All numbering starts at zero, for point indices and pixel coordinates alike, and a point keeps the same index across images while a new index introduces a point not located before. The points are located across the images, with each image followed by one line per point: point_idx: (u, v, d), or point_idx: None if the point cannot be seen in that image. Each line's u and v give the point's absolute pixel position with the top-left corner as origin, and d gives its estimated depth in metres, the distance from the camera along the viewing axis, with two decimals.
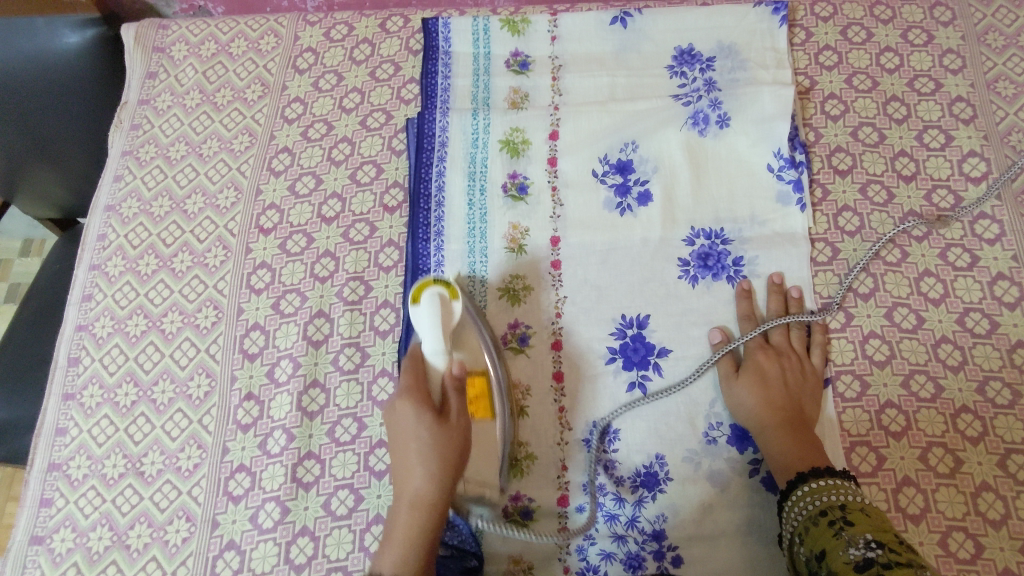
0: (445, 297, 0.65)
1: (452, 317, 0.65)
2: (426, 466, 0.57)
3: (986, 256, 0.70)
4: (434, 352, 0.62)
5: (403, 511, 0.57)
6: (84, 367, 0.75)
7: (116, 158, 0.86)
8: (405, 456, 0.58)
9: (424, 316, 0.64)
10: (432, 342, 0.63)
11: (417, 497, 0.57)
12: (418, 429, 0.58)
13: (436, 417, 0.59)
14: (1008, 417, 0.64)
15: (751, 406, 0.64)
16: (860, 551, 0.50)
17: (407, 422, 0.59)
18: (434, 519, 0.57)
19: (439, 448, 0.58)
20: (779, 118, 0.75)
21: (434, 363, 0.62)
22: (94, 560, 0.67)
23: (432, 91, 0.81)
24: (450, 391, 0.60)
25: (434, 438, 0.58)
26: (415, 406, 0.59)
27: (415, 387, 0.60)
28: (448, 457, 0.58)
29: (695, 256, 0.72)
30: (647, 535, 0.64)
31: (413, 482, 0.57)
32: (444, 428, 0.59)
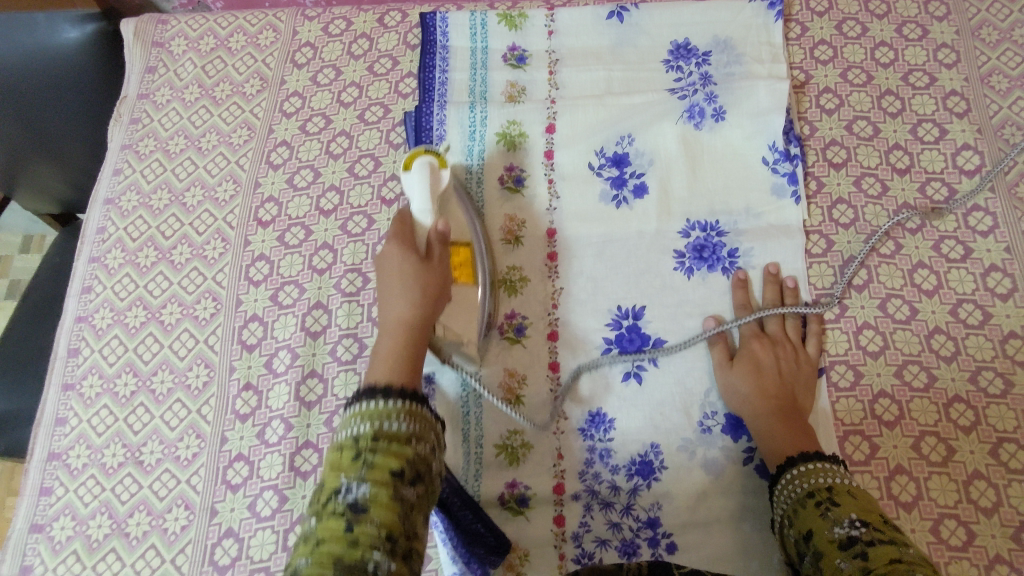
0: (434, 164, 0.69)
1: (441, 183, 0.69)
2: (410, 291, 0.57)
3: (979, 248, 0.71)
4: (422, 209, 0.66)
5: (387, 334, 0.54)
6: (84, 357, 0.76)
7: (116, 151, 0.86)
8: (389, 287, 0.58)
9: (415, 179, 0.68)
10: (420, 201, 0.66)
11: (401, 321, 0.55)
12: (404, 263, 0.58)
13: (420, 258, 0.59)
14: (1000, 406, 0.65)
15: (745, 394, 0.65)
16: (844, 529, 0.51)
17: (390, 258, 0.59)
18: (418, 339, 0.55)
19: (422, 280, 0.58)
20: (774, 112, 0.75)
21: (422, 220, 0.65)
22: (94, 547, 0.67)
23: (430, 85, 0.82)
24: (435, 240, 0.62)
25: (418, 270, 0.58)
26: (400, 246, 0.60)
27: (401, 234, 0.61)
28: (430, 285, 0.58)
29: (690, 248, 0.73)
30: (642, 522, 0.65)
31: (395, 309, 0.56)
32: (427, 267, 0.59)
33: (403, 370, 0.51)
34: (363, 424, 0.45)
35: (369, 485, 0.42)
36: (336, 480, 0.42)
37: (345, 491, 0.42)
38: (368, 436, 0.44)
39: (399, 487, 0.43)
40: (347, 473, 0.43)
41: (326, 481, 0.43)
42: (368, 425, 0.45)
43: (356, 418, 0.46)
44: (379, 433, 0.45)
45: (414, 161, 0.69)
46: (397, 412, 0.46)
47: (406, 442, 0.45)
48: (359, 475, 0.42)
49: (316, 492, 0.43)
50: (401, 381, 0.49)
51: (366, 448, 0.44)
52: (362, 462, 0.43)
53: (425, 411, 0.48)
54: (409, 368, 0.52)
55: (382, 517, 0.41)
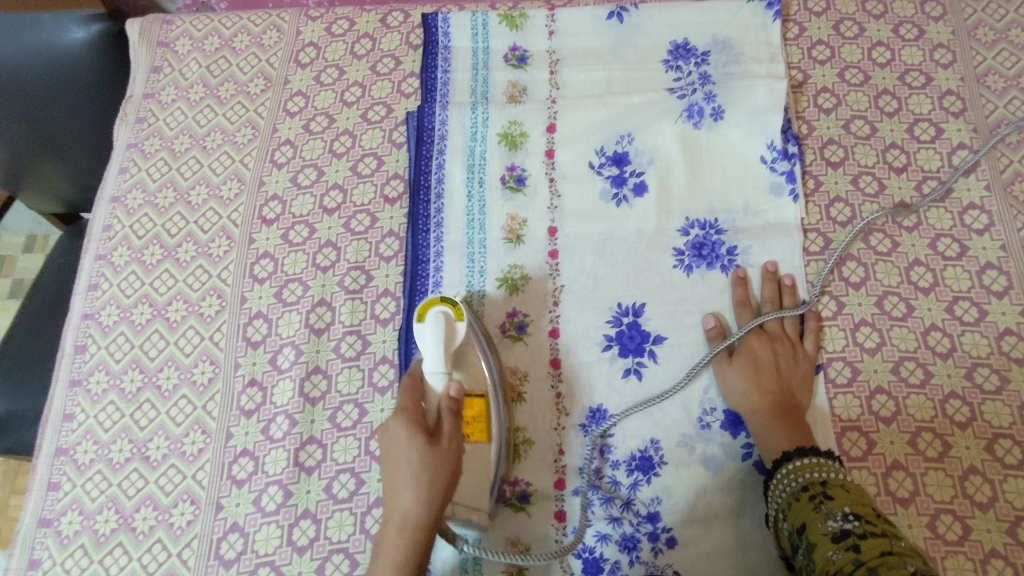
0: (450, 314, 0.66)
1: (455, 338, 0.65)
2: (417, 489, 0.56)
3: (975, 247, 0.72)
4: (434, 371, 0.63)
5: (391, 535, 0.55)
6: (90, 354, 0.77)
7: (121, 150, 0.87)
8: (395, 475, 0.57)
9: (427, 336, 0.65)
10: (433, 356, 0.64)
11: (404, 524, 0.55)
12: (411, 448, 0.57)
13: (427, 439, 0.58)
14: (996, 403, 0.66)
15: (743, 390, 0.66)
16: (837, 522, 0.52)
17: (398, 440, 0.58)
18: (419, 545, 0.55)
19: (429, 472, 0.57)
20: (772, 111, 0.76)
21: (433, 386, 0.63)
22: (102, 541, 0.68)
23: (432, 85, 0.83)
24: (445, 413, 0.60)
25: (425, 460, 0.57)
26: (408, 426, 0.58)
27: (409, 406, 0.60)
28: (439, 478, 0.57)
29: (689, 246, 0.74)
30: (642, 517, 0.65)
31: (402, 505, 0.56)
32: (435, 450, 0.58)
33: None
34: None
35: None
36: None
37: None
38: None
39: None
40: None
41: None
42: None
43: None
44: None
45: (429, 309, 0.66)
46: None
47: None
48: None
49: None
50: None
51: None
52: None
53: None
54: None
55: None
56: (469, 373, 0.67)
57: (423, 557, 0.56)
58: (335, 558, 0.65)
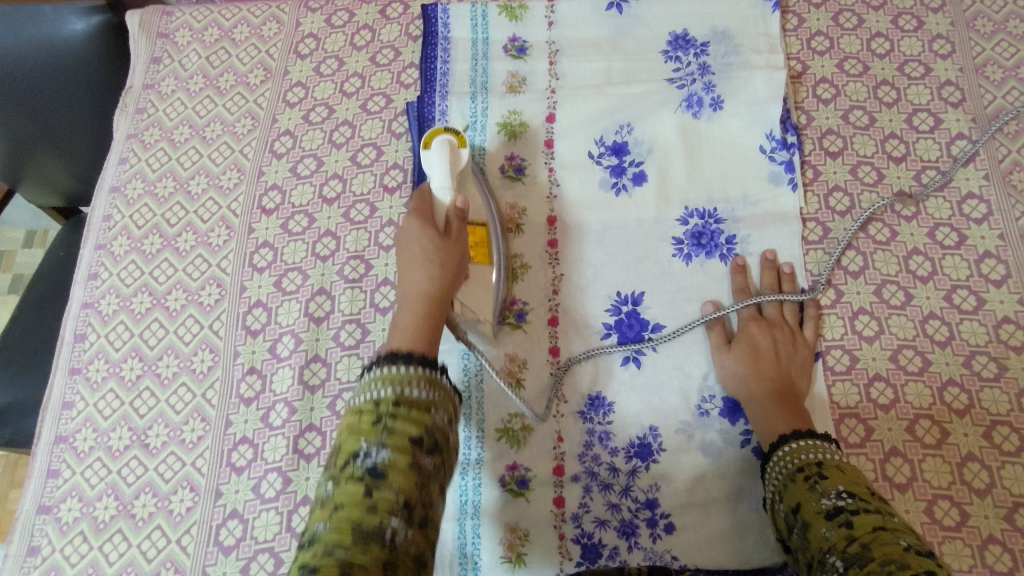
0: (454, 143, 0.69)
1: (460, 163, 0.68)
2: (429, 268, 0.60)
3: (974, 236, 0.72)
4: (443, 188, 0.66)
5: (407, 307, 0.58)
6: (90, 343, 0.77)
7: (121, 141, 0.87)
8: (410, 263, 0.61)
9: (433, 159, 0.67)
10: (439, 179, 0.66)
11: (419, 297, 0.59)
12: (422, 239, 0.62)
13: (438, 234, 0.63)
14: (994, 390, 0.66)
15: (741, 376, 0.66)
16: (831, 501, 0.52)
17: (410, 237, 0.63)
18: (434, 311, 0.58)
19: (439, 256, 0.61)
20: (771, 101, 0.76)
21: (440, 197, 0.66)
22: (101, 528, 0.68)
23: (431, 75, 0.83)
24: (453, 217, 0.65)
25: (436, 248, 0.62)
26: (419, 223, 0.63)
27: (420, 211, 0.64)
28: (449, 262, 0.62)
29: (688, 235, 0.74)
30: (641, 503, 0.66)
31: (416, 284, 0.60)
32: (444, 243, 0.62)
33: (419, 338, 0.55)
34: (383, 389, 0.49)
35: (387, 450, 0.46)
36: (355, 444, 0.46)
37: (363, 456, 0.45)
38: (389, 401, 0.48)
39: (417, 453, 0.47)
40: (366, 438, 0.46)
41: (346, 444, 0.47)
42: (387, 391, 0.49)
43: (376, 383, 0.49)
44: (399, 399, 0.48)
45: (433, 140, 0.68)
46: (415, 379, 0.50)
47: (422, 408, 0.49)
48: (379, 441, 0.46)
49: (337, 455, 0.47)
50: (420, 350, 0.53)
51: (387, 414, 0.47)
52: (382, 428, 0.47)
53: (440, 378, 0.52)
54: (424, 336, 0.56)
55: (401, 482, 0.45)
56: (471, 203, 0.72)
57: (438, 325, 0.58)
58: None
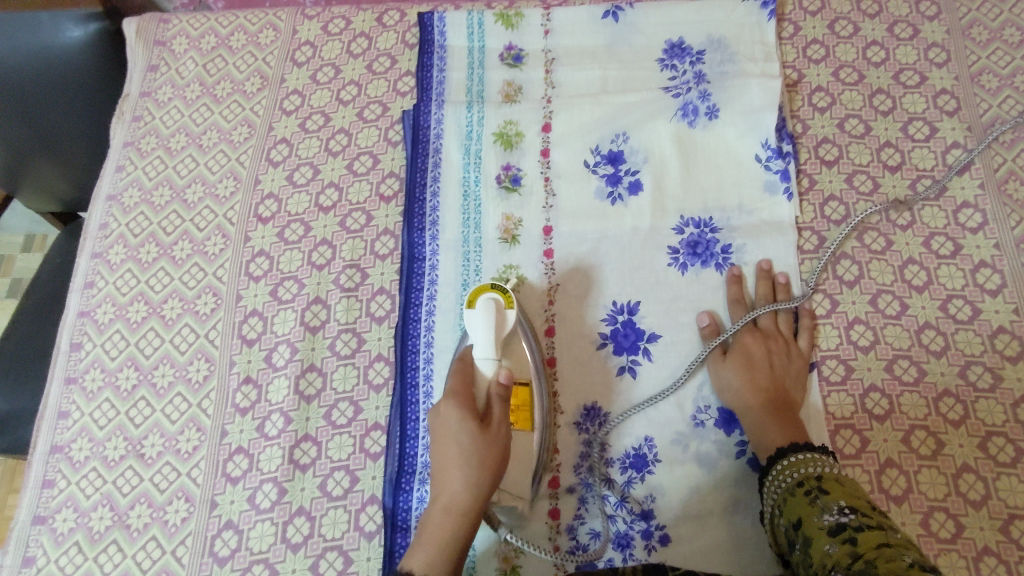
0: (500, 303, 0.67)
1: (505, 325, 0.66)
2: (466, 470, 0.59)
3: (969, 245, 0.72)
4: (485, 356, 0.65)
5: (440, 512, 0.58)
6: (86, 352, 0.77)
7: (117, 148, 0.87)
8: (445, 457, 0.60)
9: (477, 320, 0.66)
10: (483, 345, 0.65)
11: (451, 505, 0.58)
12: (460, 432, 0.60)
13: (478, 425, 0.61)
14: (989, 401, 0.66)
15: (737, 387, 0.66)
16: (833, 516, 0.52)
17: (449, 425, 0.61)
18: (465, 528, 0.57)
19: (478, 456, 0.59)
20: (767, 109, 0.76)
21: (484, 368, 0.64)
22: (96, 538, 0.68)
23: (427, 84, 0.83)
24: (494, 399, 0.63)
25: (474, 445, 0.60)
26: (459, 413, 0.61)
27: (460, 393, 0.62)
28: (487, 461, 0.60)
29: (684, 244, 0.74)
30: (636, 515, 0.66)
31: (452, 487, 0.59)
32: (484, 435, 0.60)
33: (442, 571, 0.55)
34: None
35: None
36: None
37: None
38: None
39: None
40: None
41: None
42: None
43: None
44: None
45: (478, 299, 0.67)
46: None
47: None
48: None
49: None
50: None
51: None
52: None
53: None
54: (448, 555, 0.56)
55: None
56: (514, 362, 0.69)
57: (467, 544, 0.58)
58: (329, 555, 0.65)
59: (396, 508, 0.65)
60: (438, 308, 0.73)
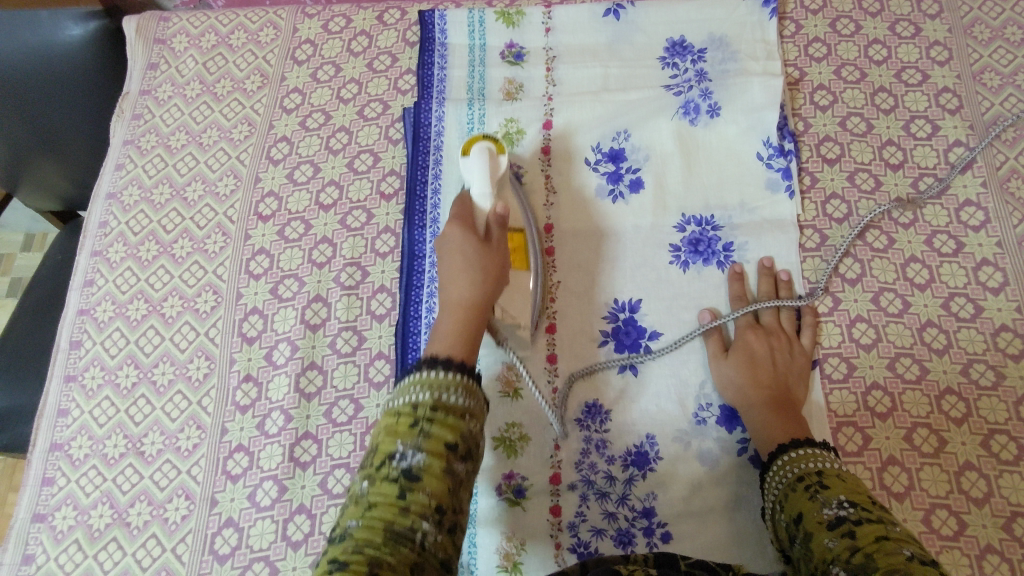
0: (494, 150, 0.69)
1: (499, 169, 0.69)
2: (471, 277, 0.61)
3: (971, 243, 0.72)
4: (483, 195, 0.66)
5: (449, 313, 0.59)
6: (85, 350, 0.77)
7: (117, 147, 0.87)
8: (451, 267, 0.62)
9: (472, 164, 0.68)
10: (480, 187, 0.67)
11: (461, 303, 0.59)
12: (465, 245, 0.62)
13: (480, 240, 0.63)
14: (991, 399, 0.66)
15: (738, 384, 0.66)
16: (833, 510, 0.51)
17: (452, 243, 0.63)
18: (478, 320, 0.59)
19: (481, 261, 0.62)
20: (769, 108, 0.76)
21: (482, 204, 0.66)
22: (96, 536, 0.68)
23: (428, 82, 0.83)
24: (494, 223, 0.64)
25: (478, 255, 0.62)
26: (461, 231, 0.63)
27: (461, 218, 0.65)
28: (490, 270, 0.62)
29: (685, 242, 0.74)
30: (637, 512, 0.65)
31: (458, 291, 0.60)
32: (486, 249, 0.63)
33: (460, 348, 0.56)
34: (422, 394, 0.51)
35: (423, 454, 0.47)
36: (392, 445, 0.48)
37: (399, 458, 0.47)
38: (427, 406, 0.50)
39: (450, 460, 0.48)
40: (403, 439, 0.48)
41: (382, 444, 0.49)
42: (426, 394, 0.51)
43: (414, 386, 0.51)
44: (437, 405, 0.50)
45: (472, 147, 0.69)
46: (454, 387, 0.51)
47: (460, 413, 0.51)
48: (415, 445, 0.48)
49: (372, 454, 0.49)
50: (459, 355, 0.55)
51: (424, 417, 0.49)
52: (418, 431, 0.48)
53: (476, 387, 0.53)
54: (465, 340, 0.57)
55: (433, 487, 0.46)
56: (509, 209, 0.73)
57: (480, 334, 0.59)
58: None
59: None
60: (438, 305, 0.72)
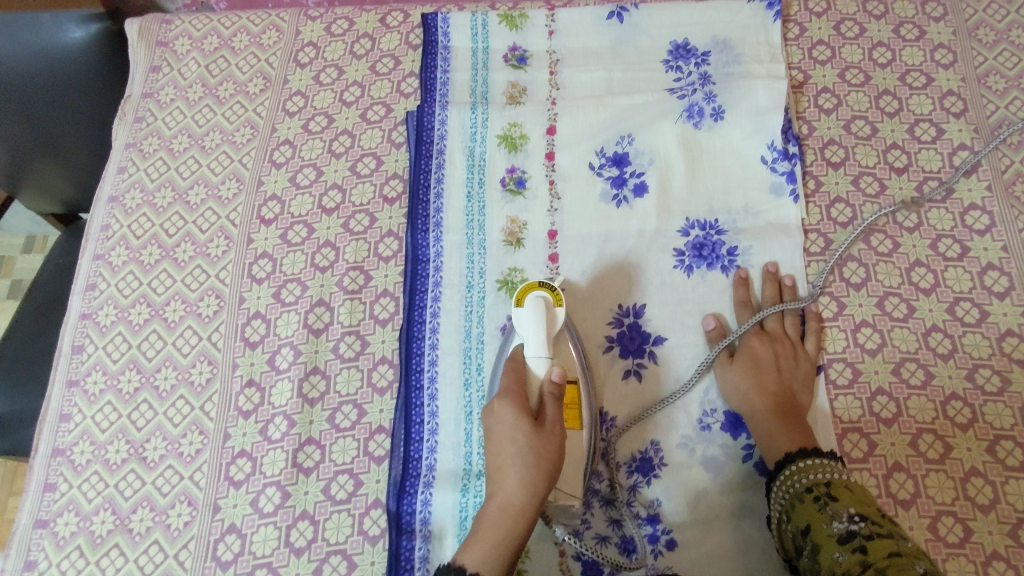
0: (549, 302, 0.65)
1: (555, 324, 0.64)
2: (523, 473, 0.57)
3: (976, 247, 0.72)
4: (537, 354, 0.62)
5: (498, 513, 0.57)
6: (87, 354, 0.76)
7: (119, 149, 0.87)
8: (502, 457, 0.59)
9: (526, 318, 0.64)
10: (534, 346, 0.62)
11: (509, 505, 0.57)
12: (516, 430, 0.58)
13: (532, 424, 0.59)
14: (997, 404, 0.65)
15: (743, 391, 0.66)
16: (843, 524, 0.51)
17: (505, 424, 0.59)
18: (523, 528, 0.56)
19: (534, 455, 0.58)
20: (773, 111, 0.76)
21: (536, 368, 0.62)
22: (98, 542, 0.68)
23: (431, 85, 0.83)
24: (548, 398, 0.61)
25: (530, 444, 0.58)
26: (513, 411, 0.59)
27: (513, 391, 0.61)
28: (545, 457, 0.58)
29: (689, 246, 0.74)
30: (642, 519, 0.65)
31: (509, 488, 0.57)
32: (539, 434, 0.59)
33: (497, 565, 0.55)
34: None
35: None
36: None
37: None
38: None
39: None
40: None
41: None
42: None
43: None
44: None
45: (526, 297, 0.65)
46: None
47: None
48: None
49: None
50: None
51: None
52: None
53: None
54: (503, 552, 0.55)
55: None
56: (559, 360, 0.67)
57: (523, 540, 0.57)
58: (333, 560, 0.64)
59: (400, 512, 0.65)
60: (442, 309, 0.72)
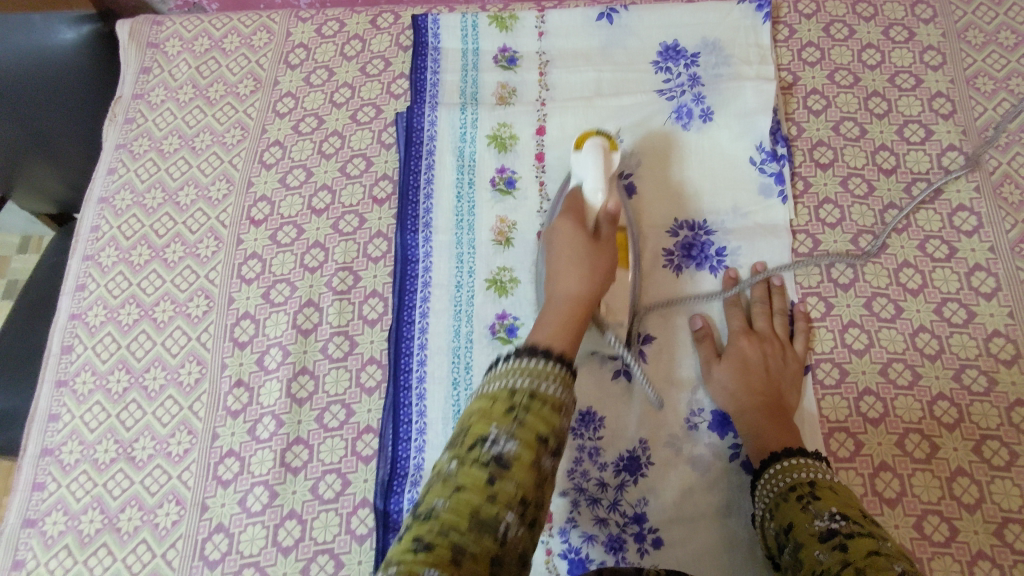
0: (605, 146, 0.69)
1: (611, 167, 0.68)
2: (580, 271, 0.61)
3: (964, 248, 0.72)
4: (594, 189, 0.66)
5: (555, 304, 0.59)
6: (77, 355, 0.76)
7: (110, 150, 0.87)
8: (560, 264, 0.62)
9: (586, 161, 0.68)
10: (593, 179, 0.67)
11: (570, 296, 0.60)
12: (575, 237, 0.63)
13: (590, 237, 0.63)
14: (984, 404, 0.66)
15: (731, 390, 0.66)
16: (825, 523, 0.51)
17: (563, 236, 0.63)
18: (583, 312, 0.59)
19: (590, 261, 0.62)
20: (761, 113, 0.76)
21: (593, 199, 0.66)
22: (86, 541, 0.68)
23: (421, 86, 0.83)
24: (604, 220, 0.65)
25: (588, 249, 0.62)
26: (573, 225, 0.64)
27: (571, 213, 0.65)
28: (599, 266, 0.62)
29: (678, 247, 0.74)
30: (628, 517, 0.65)
31: (566, 285, 0.60)
32: (595, 244, 0.63)
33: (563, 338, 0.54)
34: (523, 380, 0.47)
35: (516, 444, 0.44)
36: (485, 427, 0.45)
37: (492, 442, 0.44)
38: (525, 394, 0.47)
39: (541, 454, 0.45)
40: (497, 424, 0.45)
41: (474, 427, 0.45)
42: (526, 381, 0.48)
43: (515, 372, 0.48)
44: (535, 394, 0.47)
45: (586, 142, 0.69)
46: (552, 377, 0.48)
47: (559, 410, 0.47)
48: (510, 431, 0.44)
49: (462, 435, 0.46)
50: (560, 348, 0.52)
51: (521, 407, 0.46)
52: (513, 418, 0.45)
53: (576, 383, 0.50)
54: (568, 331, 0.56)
55: (520, 480, 0.43)
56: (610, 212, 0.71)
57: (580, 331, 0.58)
58: (320, 559, 0.65)
59: (387, 510, 0.65)
60: (431, 309, 0.72)
